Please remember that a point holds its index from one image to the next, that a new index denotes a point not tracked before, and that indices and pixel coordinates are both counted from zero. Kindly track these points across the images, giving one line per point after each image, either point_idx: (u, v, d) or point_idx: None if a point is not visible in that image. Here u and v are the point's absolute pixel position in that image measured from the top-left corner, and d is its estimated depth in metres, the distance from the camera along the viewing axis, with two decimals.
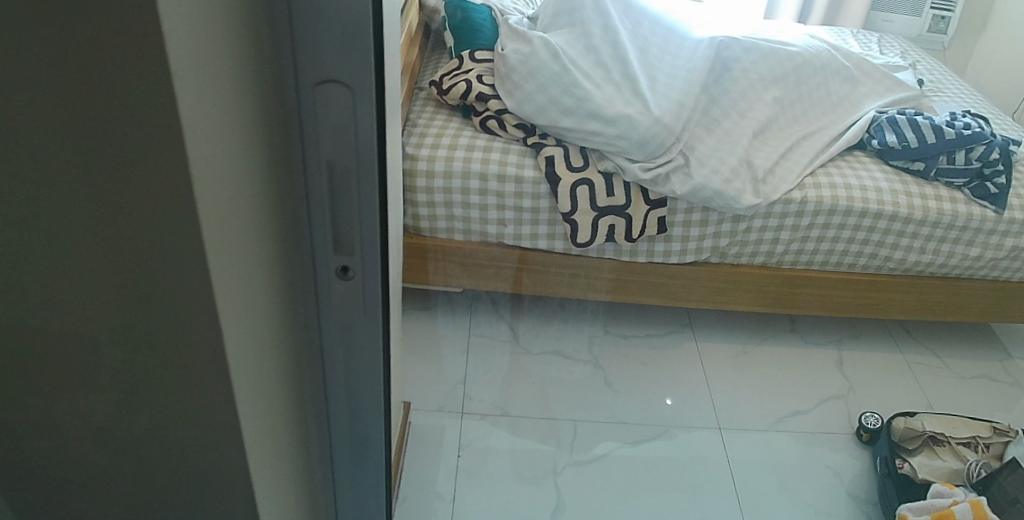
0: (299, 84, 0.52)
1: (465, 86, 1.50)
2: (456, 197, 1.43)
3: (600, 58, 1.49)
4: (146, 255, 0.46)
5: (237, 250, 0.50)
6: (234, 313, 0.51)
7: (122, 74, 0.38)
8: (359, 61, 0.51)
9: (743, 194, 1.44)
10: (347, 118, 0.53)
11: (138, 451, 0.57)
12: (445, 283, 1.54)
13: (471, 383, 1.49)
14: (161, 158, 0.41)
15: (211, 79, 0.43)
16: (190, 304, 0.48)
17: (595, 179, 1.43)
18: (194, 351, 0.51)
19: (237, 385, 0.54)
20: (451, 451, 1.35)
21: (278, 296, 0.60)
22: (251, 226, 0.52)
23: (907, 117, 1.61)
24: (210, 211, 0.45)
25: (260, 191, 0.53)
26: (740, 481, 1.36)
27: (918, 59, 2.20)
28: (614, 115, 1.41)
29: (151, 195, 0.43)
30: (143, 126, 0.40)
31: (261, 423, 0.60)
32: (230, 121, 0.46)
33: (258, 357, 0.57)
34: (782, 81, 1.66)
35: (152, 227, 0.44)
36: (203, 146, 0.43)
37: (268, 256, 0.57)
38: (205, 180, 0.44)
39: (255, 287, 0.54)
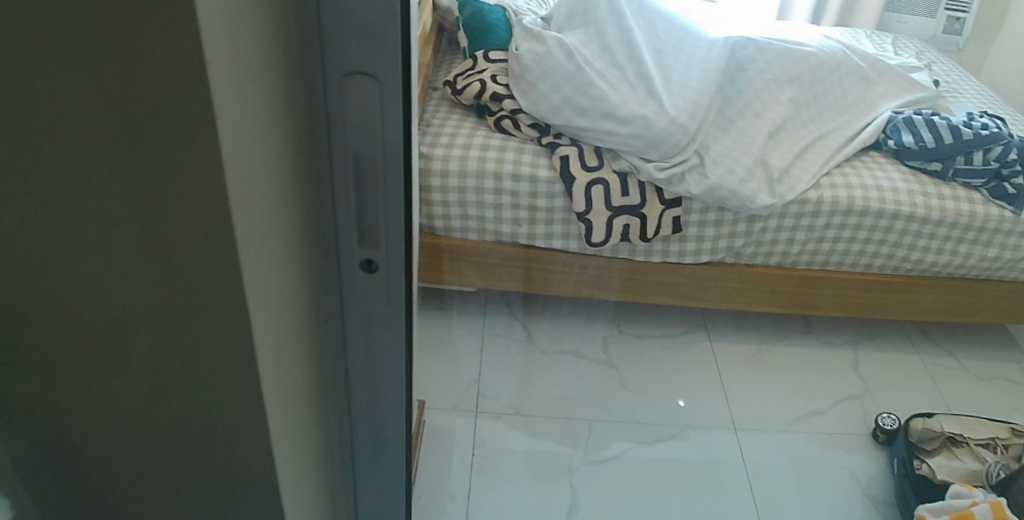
0: (326, 76, 0.52)
1: (479, 85, 1.51)
2: (471, 196, 1.42)
3: (615, 57, 1.49)
4: (177, 244, 0.46)
5: (266, 240, 0.50)
6: (262, 303, 0.51)
7: (156, 60, 0.39)
8: (386, 53, 0.51)
9: (759, 193, 1.43)
10: (374, 111, 0.54)
11: (166, 442, 0.58)
12: (458, 283, 1.51)
13: (485, 382, 1.49)
14: (194, 146, 0.41)
15: (243, 68, 0.43)
16: (220, 292, 0.48)
17: (610, 178, 1.44)
18: (222, 341, 0.51)
19: (264, 377, 0.54)
20: (465, 450, 1.34)
21: (303, 288, 0.61)
22: (279, 217, 0.53)
23: (924, 117, 1.60)
24: (240, 200, 0.45)
25: (287, 181, 0.54)
26: (755, 482, 1.35)
27: (934, 60, 2.19)
28: (629, 115, 1.41)
29: (183, 184, 0.43)
30: (177, 114, 0.40)
31: (285, 414, 0.60)
32: (259, 111, 0.47)
33: (284, 348, 0.58)
34: (797, 81, 1.65)
35: (184, 216, 0.45)
36: (235, 135, 0.43)
37: (294, 247, 0.57)
38: (237, 169, 0.44)
39: (281, 278, 0.55)
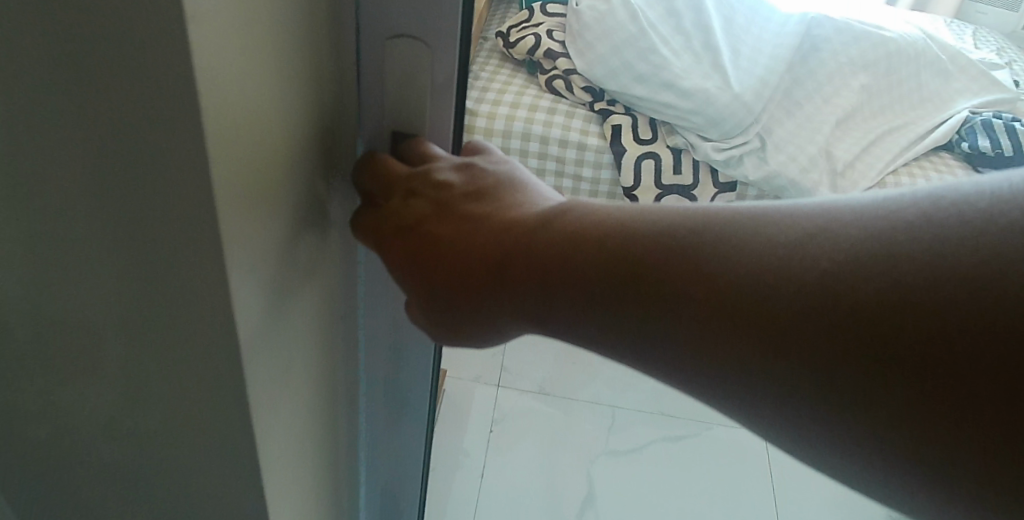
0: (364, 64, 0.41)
1: (534, 40, 1.40)
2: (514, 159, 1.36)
3: (682, 23, 1.37)
4: (162, 284, 0.34)
5: (279, 274, 0.38)
6: (272, 349, 0.40)
7: (131, 49, 0.27)
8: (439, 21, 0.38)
9: (821, 185, 1.35)
10: (422, 99, 0.42)
11: (142, 500, 0.47)
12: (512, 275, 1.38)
13: (510, 356, 1.43)
14: (174, 163, 0.29)
15: (250, 55, 0.30)
16: (204, 345, 0.36)
17: (663, 153, 1.35)
18: (212, 399, 0.39)
19: (261, 453, 0.42)
20: (483, 425, 1.30)
21: (325, 319, 0.49)
22: (299, 248, 0.41)
23: (1003, 121, 1.48)
24: (239, 241, 0.33)
25: (315, 199, 0.42)
26: (779, 484, 1.30)
27: (1015, 59, 2.01)
28: (690, 88, 1.31)
29: (169, 212, 0.31)
30: (155, 114, 0.28)
31: (300, 462, 0.50)
32: (281, 110, 0.34)
33: (303, 389, 0.47)
34: (872, 68, 1.53)
35: (178, 274, 0.33)
36: (239, 145, 0.31)
37: (316, 276, 0.45)
38: (238, 198, 0.32)
39: (294, 322, 0.43)
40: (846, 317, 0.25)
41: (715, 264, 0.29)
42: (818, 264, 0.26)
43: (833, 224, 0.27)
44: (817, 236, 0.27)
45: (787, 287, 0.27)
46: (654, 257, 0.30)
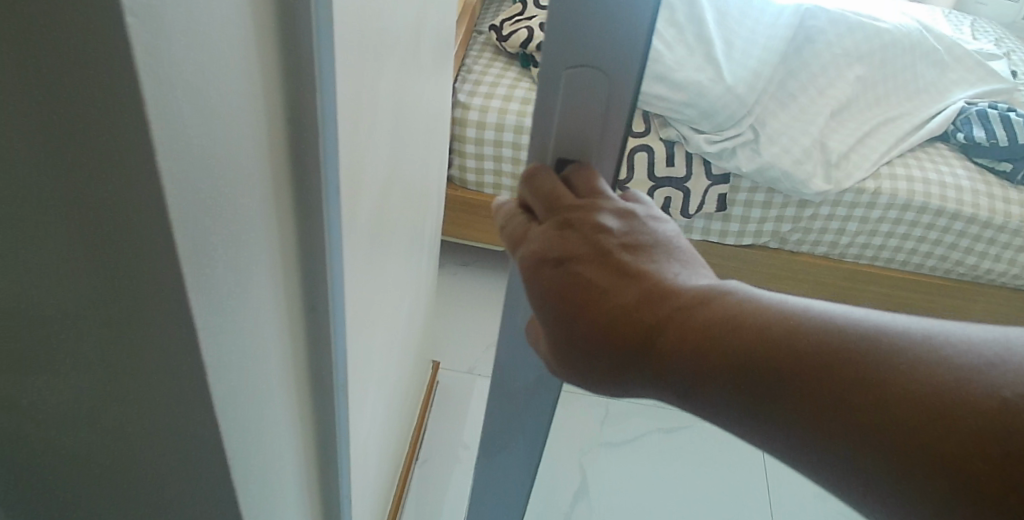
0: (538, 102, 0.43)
1: (526, 32, 1.41)
2: (506, 151, 1.37)
3: None
4: (110, 281, 0.33)
5: (239, 254, 0.38)
6: (232, 330, 0.39)
7: (68, 63, 0.26)
8: (609, 58, 0.40)
9: (814, 177, 1.35)
10: (593, 124, 0.43)
11: (104, 510, 0.47)
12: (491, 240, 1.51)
13: None
14: (122, 176, 0.29)
15: (206, 65, 0.31)
16: (156, 336, 0.35)
17: (656, 146, 1.35)
18: (170, 390, 0.38)
19: (232, 450, 0.43)
20: (476, 416, 1.30)
21: (293, 304, 0.49)
22: (258, 254, 0.41)
23: (1000, 112, 1.47)
24: (195, 248, 0.33)
25: (274, 206, 0.42)
26: (772, 474, 1.32)
27: (1014, 49, 2.01)
28: (684, 81, 1.29)
29: (112, 216, 0.31)
30: (99, 101, 0.27)
31: (272, 461, 0.51)
32: (237, 102, 0.34)
33: (271, 391, 0.47)
34: (867, 59, 1.53)
35: (131, 286, 0.33)
36: (184, 135, 0.30)
37: (281, 278, 0.45)
38: (192, 206, 0.32)
39: (259, 326, 0.43)
40: (974, 438, 0.27)
41: (874, 361, 0.30)
42: (970, 392, 0.28)
43: (997, 361, 0.28)
44: (979, 364, 0.29)
45: (927, 394, 0.29)
46: (803, 340, 0.32)
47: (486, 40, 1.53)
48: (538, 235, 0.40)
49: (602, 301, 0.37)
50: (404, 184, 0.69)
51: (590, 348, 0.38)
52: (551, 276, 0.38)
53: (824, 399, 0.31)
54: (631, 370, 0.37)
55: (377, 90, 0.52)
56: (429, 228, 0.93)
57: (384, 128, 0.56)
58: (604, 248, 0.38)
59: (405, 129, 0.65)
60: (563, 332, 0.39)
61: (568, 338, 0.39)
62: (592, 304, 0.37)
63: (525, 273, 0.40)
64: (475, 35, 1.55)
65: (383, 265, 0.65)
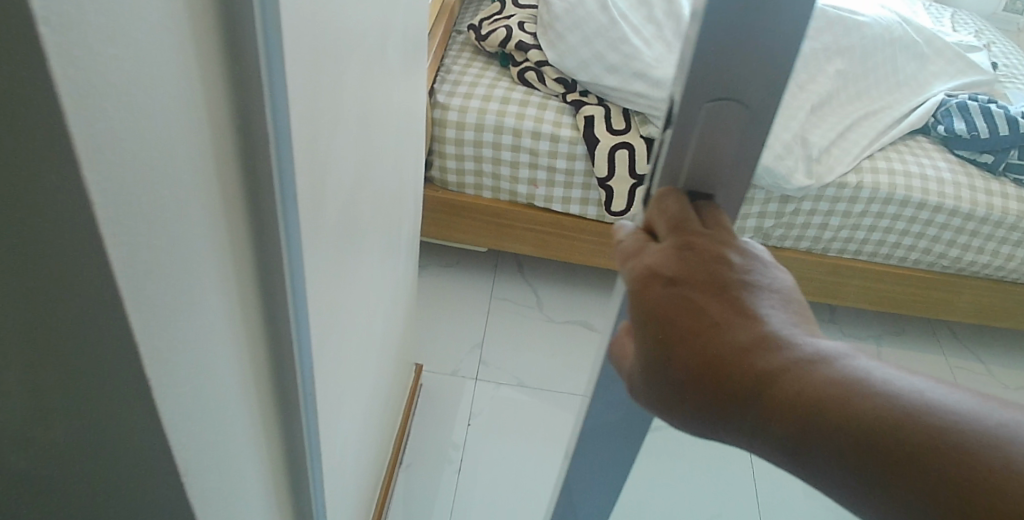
0: (680, 118, 0.36)
1: (505, 32, 1.40)
2: (486, 152, 1.36)
3: (653, 13, 1.36)
4: (54, 339, 0.30)
5: (204, 301, 0.34)
6: (193, 384, 0.35)
7: None
8: (776, 75, 0.34)
9: (795, 173, 1.35)
10: (724, 154, 0.38)
11: None
12: (469, 241, 1.50)
13: (488, 350, 1.42)
14: (56, 230, 0.25)
15: (151, 100, 0.27)
16: (111, 392, 0.31)
17: (637, 144, 1.33)
18: (125, 446, 0.34)
19: (200, 500, 0.40)
20: (462, 419, 1.30)
21: (260, 340, 0.44)
22: (225, 299, 0.37)
23: (979, 103, 1.47)
24: (150, 304, 0.29)
25: (244, 244, 0.38)
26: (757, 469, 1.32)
27: (993, 40, 2.02)
28: (662, 77, 1.29)
29: (47, 272, 0.27)
30: (22, 147, 0.23)
31: (243, 492, 0.48)
32: (194, 137, 0.30)
33: (240, 426, 0.45)
34: (845, 53, 1.53)
35: (78, 345, 0.29)
36: (129, 183, 0.26)
37: (251, 317, 0.42)
38: (146, 258, 0.28)
39: (226, 368, 0.39)
40: None
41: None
42: None
43: None
44: None
45: None
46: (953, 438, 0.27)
47: (465, 40, 1.52)
48: (655, 252, 0.36)
49: (713, 337, 0.33)
50: (373, 187, 0.67)
51: (689, 384, 0.34)
52: (661, 296, 0.34)
53: (948, 501, 0.27)
54: (728, 414, 0.33)
55: (345, 94, 0.50)
56: (405, 232, 0.92)
57: (350, 132, 0.54)
58: (727, 281, 0.34)
59: (371, 128, 0.63)
60: (664, 356, 0.35)
61: (665, 364, 0.35)
62: (701, 339, 0.33)
63: (629, 287, 0.36)
64: (453, 35, 1.54)
65: (353, 273, 0.63)
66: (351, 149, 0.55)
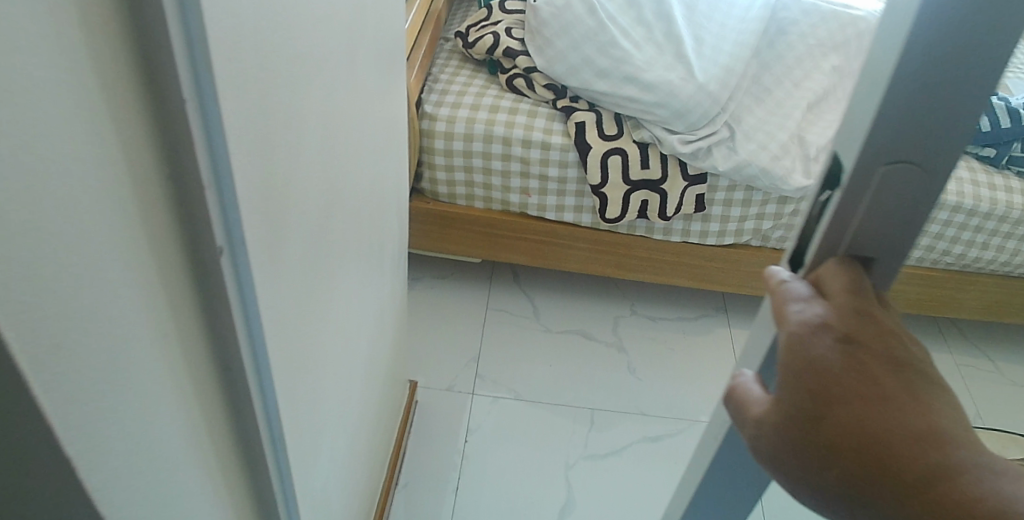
0: (858, 177, 0.36)
1: (492, 39, 1.37)
2: (476, 162, 1.34)
3: (642, 14, 1.33)
4: None
5: (134, 369, 0.32)
6: (124, 456, 0.32)
7: None
8: (957, 141, 0.35)
9: (793, 173, 1.31)
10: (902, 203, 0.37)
11: None
12: (462, 252, 1.48)
13: (484, 364, 1.40)
14: None
15: (43, 167, 0.24)
16: (24, 478, 0.28)
17: (629, 149, 1.30)
18: None
19: None
20: (458, 436, 1.27)
21: (210, 390, 0.41)
22: (161, 360, 0.34)
23: None
24: (59, 386, 0.26)
25: (181, 299, 0.35)
26: None
27: None
28: (653, 81, 1.26)
29: None
30: None
31: None
32: (106, 198, 0.28)
33: (197, 486, 0.42)
34: (844, 48, 1.48)
35: None
36: (17, 261, 0.23)
37: (199, 373, 0.39)
38: (45, 340, 0.25)
39: (171, 431, 0.37)
40: None
41: None
42: None
43: None
44: None
45: None
46: None
47: (453, 47, 1.50)
48: (830, 308, 0.35)
49: (882, 409, 0.34)
50: (346, 212, 0.64)
51: (839, 441, 0.35)
52: (835, 355, 0.34)
53: None
54: (872, 477, 0.34)
55: (301, 121, 0.47)
56: (388, 251, 0.89)
57: (311, 160, 0.51)
58: (903, 359, 0.35)
59: (340, 152, 0.60)
60: (816, 411, 0.35)
61: (818, 421, 0.35)
62: (868, 407, 0.34)
63: (791, 336, 0.36)
64: (441, 43, 1.51)
65: (326, 303, 0.60)
66: (313, 178, 0.52)
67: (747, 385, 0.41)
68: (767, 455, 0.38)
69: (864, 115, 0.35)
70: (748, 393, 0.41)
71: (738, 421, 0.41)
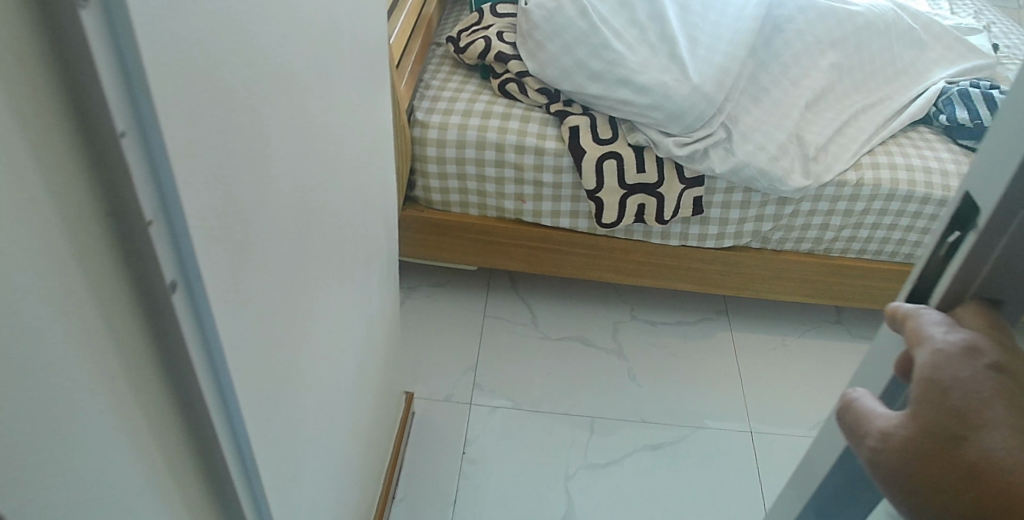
0: (1003, 215, 0.43)
1: (484, 43, 1.36)
2: (469, 169, 1.32)
3: (635, 15, 1.31)
4: None
5: (62, 398, 0.30)
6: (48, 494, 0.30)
7: None
8: None
9: (791, 173, 1.29)
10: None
11: None
12: (458, 260, 1.46)
13: (482, 373, 1.38)
14: None
15: None
16: None
17: (624, 152, 1.28)
18: None
19: None
20: (456, 448, 1.26)
21: (163, 413, 0.40)
22: (98, 387, 0.33)
23: (981, 90, 1.42)
24: None
25: (121, 323, 0.34)
26: (767, 483, 1.27)
27: (994, 21, 1.96)
28: (647, 83, 1.24)
29: None
30: None
31: None
32: (26, 224, 0.27)
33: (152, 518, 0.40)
34: (841, 45, 1.46)
35: None
36: None
37: (145, 398, 0.38)
38: None
39: (113, 461, 0.35)
40: None
41: None
42: None
43: None
44: None
45: None
46: None
47: (445, 53, 1.48)
48: (978, 340, 0.42)
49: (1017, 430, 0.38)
50: (323, 228, 0.62)
51: (969, 452, 0.39)
52: (983, 373, 0.40)
53: None
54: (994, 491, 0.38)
55: (262, 138, 0.45)
56: (376, 266, 0.88)
57: (277, 177, 0.49)
58: None
59: (315, 166, 0.58)
60: (954, 422, 0.40)
61: (954, 430, 0.40)
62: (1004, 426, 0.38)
63: (942, 352, 0.41)
64: (433, 48, 1.50)
65: (302, 323, 0.58)
66: (280, 195, 0.50)
67: (865, 404, 0.47)
68: (890, 463, 0.42)
69: (1005, 168, 0.43)
70: (868, 410, 0.46)
71: (860, 434, 0.46)
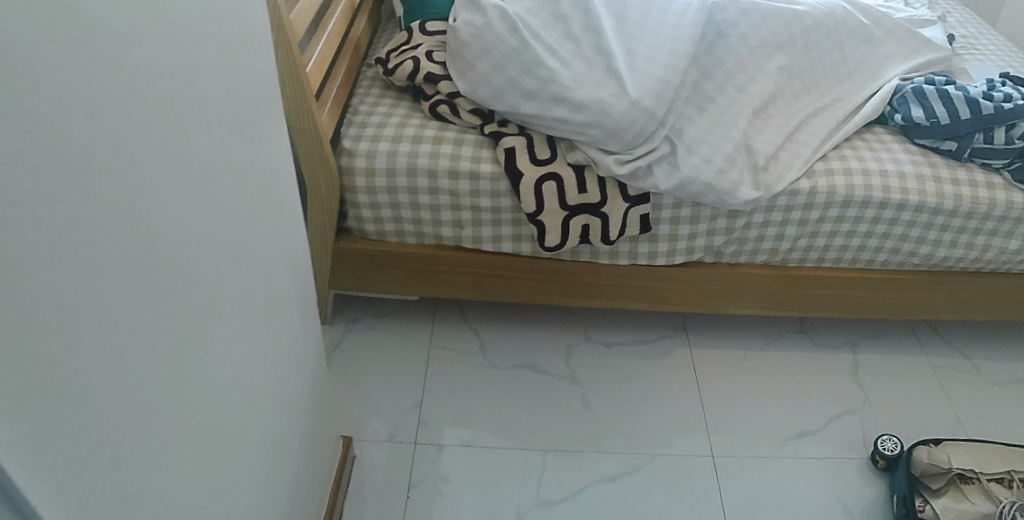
0: None
1: (413, 64, 1.29)
2: (402, 197, 1.25)
3: (569, 28, 1.25)
4: None
5: None
6: None
7: None
8: None
9: (741, 186, 1.23)
10: None
11: None
12: (400, 291, 1.39)
13: (429, 408, 1.31)
14: None
15: None
16: None
17: (564, 172, 1.22)
18: None
19: None
20: (401, 490, 1.19)
21: None
22: None
23: (936, 87, 1.37)
24: None
25: None
26: (730, 507, 1.22)
27: (948, 10, 1.91)
28: (583, 99, 1.18)
29: None
30: None
31: None
32: None
33: None
34: (789, 47, 1.41)
35: None
36: None
37: None
38: None
39: None
40: None
41: None
42: None
43: None
44: None
45: None
46: None
47: (375, 75, 1.41)
48: None
49: None
50: (176, 301, 0.56)
51: None
52: None
53: None
54: None
55: (33, 228, 0.39)
56: (274, 320, 0.81)
57: (72, 265, 0.42)
58: None
59: (149, 239, 0.51)
60: None
61: None
62: None
63: None
64: (363, 70, 1.43)
65: (139, 414, 0.52)
66: (81, 282, 0.43)
67: None
68: None
69: None
70: None
71: None
